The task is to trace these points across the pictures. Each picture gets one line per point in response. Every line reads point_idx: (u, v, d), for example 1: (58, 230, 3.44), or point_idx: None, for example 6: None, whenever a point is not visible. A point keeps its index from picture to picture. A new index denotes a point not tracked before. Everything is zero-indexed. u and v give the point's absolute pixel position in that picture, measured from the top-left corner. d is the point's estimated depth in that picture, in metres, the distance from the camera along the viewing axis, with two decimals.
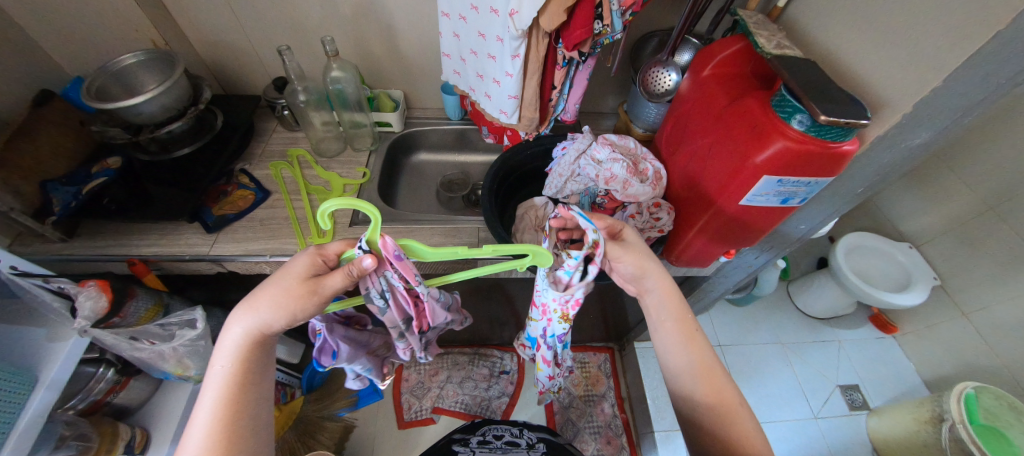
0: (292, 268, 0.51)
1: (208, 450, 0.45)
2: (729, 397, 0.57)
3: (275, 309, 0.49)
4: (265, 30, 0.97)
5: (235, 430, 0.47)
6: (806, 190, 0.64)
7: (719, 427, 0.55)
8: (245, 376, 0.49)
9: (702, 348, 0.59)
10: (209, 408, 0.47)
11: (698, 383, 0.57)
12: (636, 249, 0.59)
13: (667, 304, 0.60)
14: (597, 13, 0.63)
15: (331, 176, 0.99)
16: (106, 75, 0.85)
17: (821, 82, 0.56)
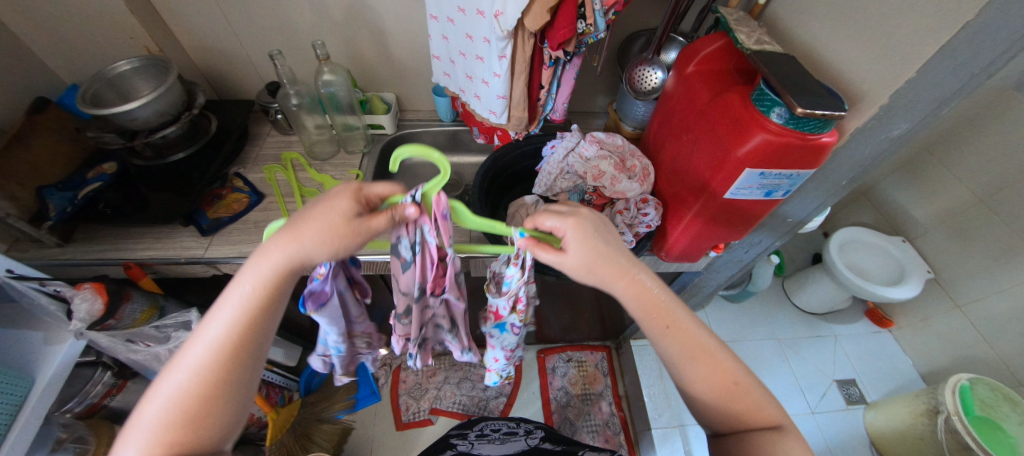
0: (338, 205, 0.46)
1: (209, 373, 0.42)
2: (728, 375, 0.54)
3: (317, 244, 0.45)
4: (258, 35, 0.99)
5: (229, 365, 0.43)
6: (789, 182, 0.65)
7: (722, 412, 0.53)
8: (259, 310, 0.45)
9: (689, 334, 0.55)
10: (221, 329, 0.44)
11: (688, 371, 0.54)
12: (578, 259, 0.53)
13: (637, 302, 0.55)
14: (581, 12, 0.64)
15: (324, 178, 1.00)
16: (101, 82, 0.87)
17: (799, 76, 0.57)
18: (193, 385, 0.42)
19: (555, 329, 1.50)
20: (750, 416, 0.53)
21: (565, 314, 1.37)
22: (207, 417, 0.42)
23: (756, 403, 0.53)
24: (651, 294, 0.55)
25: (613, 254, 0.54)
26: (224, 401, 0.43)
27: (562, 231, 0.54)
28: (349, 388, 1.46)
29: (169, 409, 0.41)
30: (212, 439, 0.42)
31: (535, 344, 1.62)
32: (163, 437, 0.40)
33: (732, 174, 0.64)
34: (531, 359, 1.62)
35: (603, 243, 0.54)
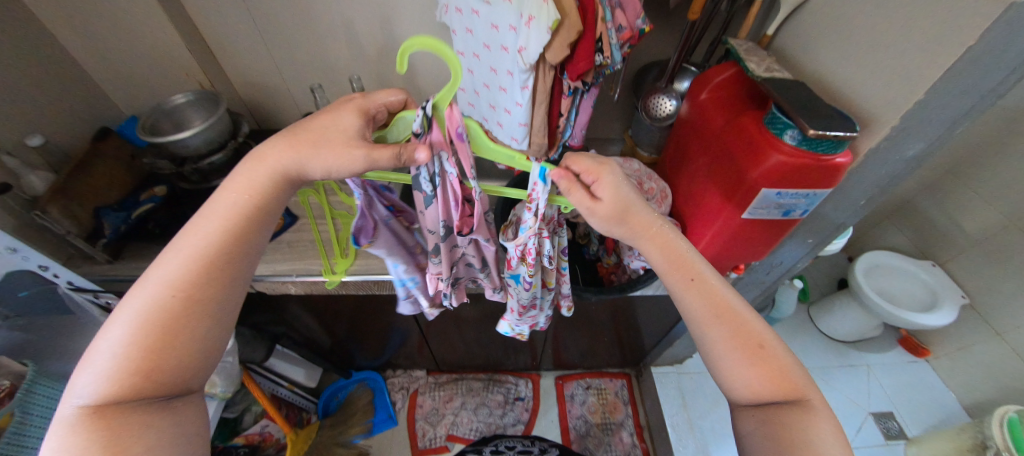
0: (340, 119, 0.47)
1: (193, 266, 0.43)
2: (752, 336, 0.54)
3: (312, 153, 0.46)
4: (300, 72, 1.08)
5: (201, 282, 0.43)
6: (806, 201, 0.66)
7: (741, 374, 0.53)
8: (238, 230, 0.46)
9: (713, 291, 0.57)
10: (212, 227, 0.45)
11: (710, 327, 0.55)
12: (607, 209, 0.55)
13: (660, 253, 0.59)
14: (598, 47, 0.69)
15: (353, 201, 1.05)
16: (158, 113, 0.95)
17: (811, 101, 0.60)
18: (176, 275, 0.43)
19: (573, 355, 1.48)
20: (771, 380, 0.52)
21: (584, 338, 1.36)
22: (180, 333, 0.41)
23: (778, 369, 0.53)
24: (675, 248, 0.59)
25: (640, 208, 0.59)
26: (197, 320, 0.42)
27: (593, 179, 0.56)
28: (365, 412, 1.46)
29: (138, 325, 0.40)
30: (182, 359, 0.41)
31: (553, 370, 1.60)
32: (129, 353, 0.39)
33: (749, 194, 0.66)
34: (549, 385, 1.59)
35: (629, 196, 0.57)
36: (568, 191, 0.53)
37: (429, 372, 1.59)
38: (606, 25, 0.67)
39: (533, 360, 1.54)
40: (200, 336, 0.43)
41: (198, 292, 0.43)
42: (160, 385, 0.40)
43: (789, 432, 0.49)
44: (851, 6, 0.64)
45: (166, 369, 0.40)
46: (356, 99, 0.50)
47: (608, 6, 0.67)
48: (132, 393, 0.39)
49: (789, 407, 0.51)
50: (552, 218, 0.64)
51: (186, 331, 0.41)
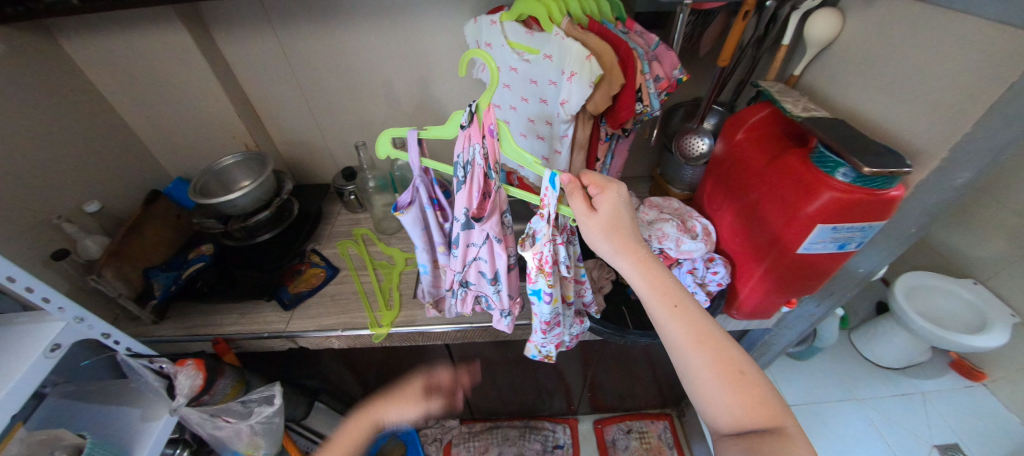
0: None
1: None
2: (731, 361, 0.53)
3: None
4: (340, 132, 1.13)
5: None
6: (861, 234, 0.66)
7: (721, 399, 0.52)
8: None
9: (694, 316, 0.56)
10: None
11: (693, 352, 0.54)
12: (601, 222, 0.58)
13: (645, 278, 0.58)
14: (638, 97, 0.73)
15: (393, 251, 1.07)
16: (209, 175, 0.98)
17: (859, 138, 0.62)
18: None
19: (612, 397, 1.43)
20: (751, 406, 0.51)
21: (624, 379, 1.31)
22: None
23: (760, 396, 0.51)
24: (658, 276, 0.58)
25: (629, 234, 0.59)
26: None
27: (598, 192, 0.61)
28: None
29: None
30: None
31: (590, 414, 1.54)
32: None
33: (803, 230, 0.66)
34: (587, 430, 1.52)
35: (626, 220, 0.60)
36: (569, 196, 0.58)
37: (462, 421, 1.54)
38: (645, 76, 0.71)
39: (570, 404, 1.48)
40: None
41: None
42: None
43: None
44: (880, 49, 0.67)
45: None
46: None
47: (647, 58, 0.72)
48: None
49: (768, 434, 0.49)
50: (564, 228, 0.66)
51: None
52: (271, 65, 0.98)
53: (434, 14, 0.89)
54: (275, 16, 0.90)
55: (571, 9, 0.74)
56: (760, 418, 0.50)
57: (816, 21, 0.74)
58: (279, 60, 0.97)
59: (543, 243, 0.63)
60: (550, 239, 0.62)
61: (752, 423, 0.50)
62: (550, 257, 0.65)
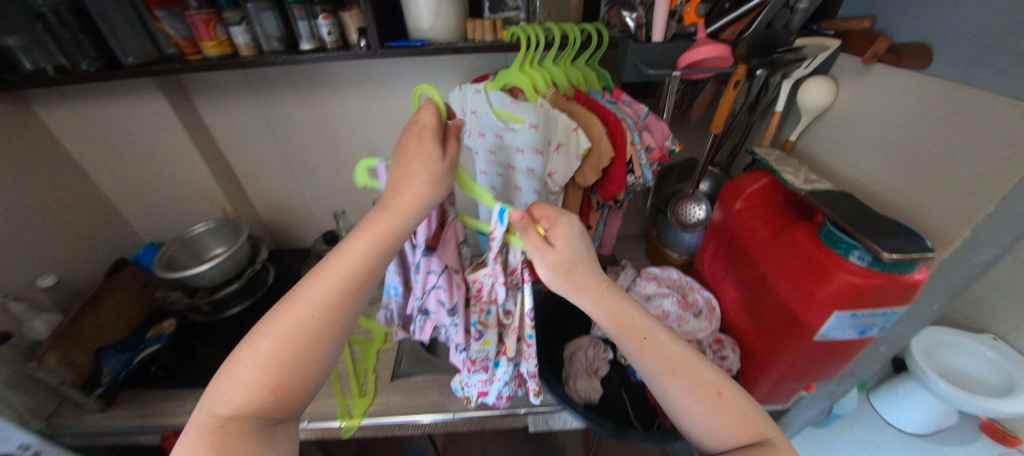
0: (423, 155, 0.51)
1: (327, 298, 0.45)
2: (710, 383, 0.45)
3: (431, 187, 0.52)
4: (323, 195, 1.09)
5: (406, 205, 0.51)
6: (883, 319, 0.59)
7: (706, 428, 0.43)
8: (369, 266, 0.48)
9: (663, 343, 0.48)
10: (352, 257, 0.48)
11: (666, 382, 0.46)
12: (557, 257, 0.51)
13: (607, 309, 0.51)
14: (629, 168, 0.69)
15: (373, 324, 0.99)
16: (177, 244, 0.93)
17: (873, 218, 0.57)
18: (314, 321, 0.44)
19: None
20: (740, 430, 0.42)
21: None
22: (285, 379, 0.41)
23: (748, 415, 0.43)
24: (620, 306, 0.51)
25: (582, 263, 0.52)
26: (314, 371, 0.43)
27: (550, 225, 0.53)
28: None
29: (269, 355, 0.42)
30: (283, 409, 0.42)
31: None
32: (234, 392, 0.40)
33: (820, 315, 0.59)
34: None
35: (580, 247, 0.53)
36: (523, 232, 0.53)
37: None
38: (636, 147, 0.68)
39: None
40: (307, 376, 0.43)
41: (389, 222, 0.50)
42: (280, 418, 0.41)
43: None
44: (879, 119, 0.64)
45: (285, 399, 0.41)
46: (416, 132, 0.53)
47: (637, 129, 0.69)
48: (251, 414, 0.40)
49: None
50: (518, 269, 0.60)
51: (285, 384, 0.41)
52: (252, 130, 0.96)
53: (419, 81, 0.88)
54: (258, 85, 0.88)
55: (558, 80, 0.72)
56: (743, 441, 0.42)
57: (809, 89, 0.72)
58: (261, 126, 0.95)
59: (486, 274, 0.62)
60: (491, 274, 0.62)
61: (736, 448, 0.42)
62: (489, 292, 0.64)
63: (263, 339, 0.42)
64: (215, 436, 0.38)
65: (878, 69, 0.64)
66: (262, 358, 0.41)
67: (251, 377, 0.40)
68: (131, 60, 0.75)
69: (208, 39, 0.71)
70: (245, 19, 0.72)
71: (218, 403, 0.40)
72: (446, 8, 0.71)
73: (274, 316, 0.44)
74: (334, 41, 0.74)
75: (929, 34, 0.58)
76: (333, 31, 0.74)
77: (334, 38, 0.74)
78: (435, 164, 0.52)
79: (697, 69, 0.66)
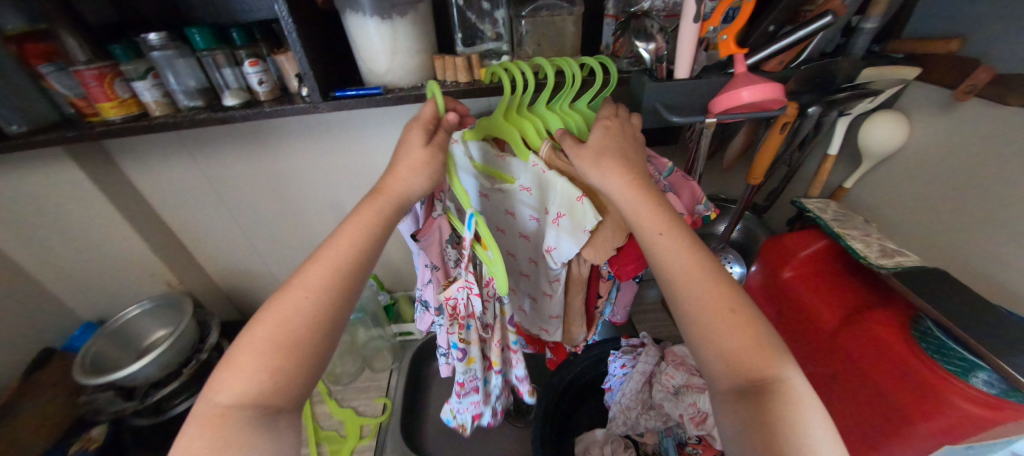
0: (410, 137, 0.40)
1: (319, 286, 0.36)
2: (727, 294, 0.38)
3: (422, 170, 0.40)
4: (285, 256, 0.93)
5: (403, 183, 0.40)
6: (1003, 444, 0.45)
7: (715, 347, 0.37)
8: (364, 248, 0.39)
9: (687, 249, 0.40)
10: (343, 239, 0.38)
11: (681, 288, 0.39)
12: (590, 152, 0.44)
13: (639, 202, 0.42)
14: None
15: (346, 414, 0.85)
16: (104, 336, 0.78)
17: (1002, 324, 0.41)
18: (308, 313, 0.35)
19: None
20: (754, 356, 0.36)
21: None
22: (284, 364, 0.34)
23: (768, 348, 0.36)
24: (646, 198, 0.42)
25: (626, 154, 0.45)
26: (317, 355, 0.36)
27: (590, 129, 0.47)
28: None
29: (263, 348, 0.34)
30: (287, 397, 0.34)
31: None
32: (234, 379, 0.33)
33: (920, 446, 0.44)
34: None
35: (627, 153, 0.45)
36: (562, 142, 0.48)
37: None
38: None
39: None
40: (304, 364, 0.35)
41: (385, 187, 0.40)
42: (280, 407, 0.34)
43: (776, 412, 0.33)
44: (977, 170, 0.49)
45: (287, 387, 0.34)
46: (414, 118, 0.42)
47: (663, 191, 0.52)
48: (252, 405, 0.33)
49: (771, 391, 0.34)
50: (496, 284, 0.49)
51: (287, 367, 0.34)
52: (190, 192, 0.80)
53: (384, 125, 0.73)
54: (189, 141, 0.73)
55: (552, 128, 0.55)
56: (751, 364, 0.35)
57: (873, 127, 0.56)
58: (199, 186, 0.79)
59: (459, 285, 0.48)
60: (466, 285, 0.48)
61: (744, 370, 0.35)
62: (466, 307, 0.50)
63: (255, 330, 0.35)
64: (213, 429, 0.32)
65: (972, 104, 0.48)
66: (259, 339, 0.34)
67: (251, 365, 0.33)
68: (18, 128, 0.57)
69: (106, 99, 0.56)
70: (154, 70, 0.57)
71: (215, 392, 0.33)
72: (406, 44, 0.56)
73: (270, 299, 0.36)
74: (268, 92, 0.59)
75: None
76: (266, 79, 0.59)
77: (268, 88, 0.59)
78: (419, 141, 0.40)
79: (737, 111, 0.49)
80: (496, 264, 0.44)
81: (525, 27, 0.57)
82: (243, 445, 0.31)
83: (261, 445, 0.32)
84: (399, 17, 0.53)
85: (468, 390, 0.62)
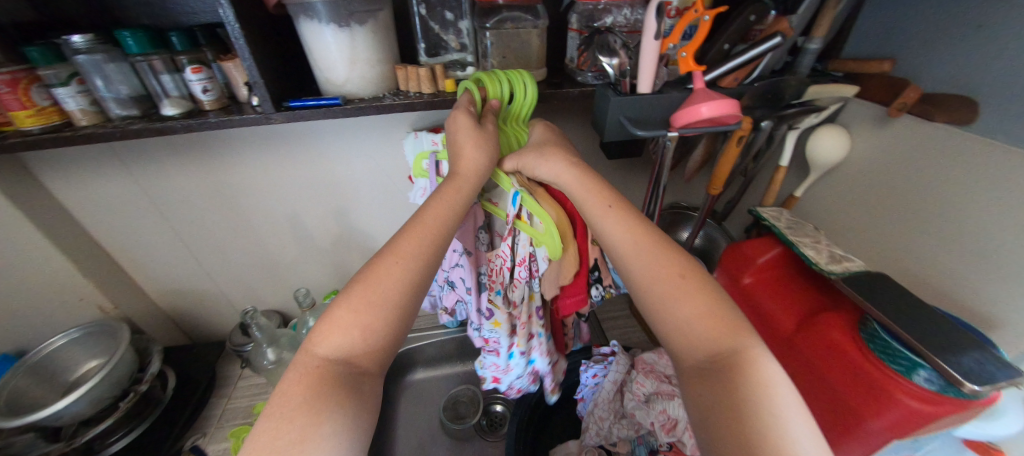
0: (458, 122, 0.46)
1: (409, 254, 0.41)
2: (677, 265, 0.41)
3: (482, 151, 0.46)
4: (238, 273, 0.87)
5: (473, 161, 0.46)
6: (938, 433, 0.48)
7: (676, 324, 0.39)
8: (446, 216, 0.44)
9: (636, 222, 0.44)
10: (430, 210, 0.44)
11: (631, 260, 0.43)
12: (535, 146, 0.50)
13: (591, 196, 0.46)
14: (594, 277, 0.58)
15: None
16: (22, 371, 0.69)
17: (941, 325, 0.44)
18: (399, 275, 0.39)
19: None
20: (711, 331, 0.38)
21: None
22: (375, 320, 0.37)
23: (728, 321, 0.38)
24: (597, 187, 0.47)
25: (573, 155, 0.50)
26: (404, 321, 0.39)
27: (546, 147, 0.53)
28: None
29: (355, 304, 0.38)
30: (373, 359, 0.37)
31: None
32: (331, 331, 0.37)
33: (857, 428, 0.48)
34: None
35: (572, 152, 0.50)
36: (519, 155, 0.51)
37: None
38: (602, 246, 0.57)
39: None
40: (395, 324, 0.38)
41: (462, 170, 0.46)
42: (367, 369, 0.37)
43: (735, 382, 0.35)
44: (912, 181, 0.53)
45: (378, 344, 0.37)
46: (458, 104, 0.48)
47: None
48: (350, 356, 0.36)
49: (728, 361, 0.36)
50: (525, 262, 0.56)
51: (376, 328, 0.37)
52: (126, 208, 0.73)
53: (346, 134, 0.70)
54: (125, 154, 0.66)
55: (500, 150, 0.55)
56: (705, 337, 0.38)
57: (819, 141, 0.60)
58: (138, 202, 0.73)
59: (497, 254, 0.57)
60: (502, 255, 0.56)
61: (700, 343, 0.38)
62: (502, 275, 0.58)
63: (349, 289, 0.39)
64: (311, 378, 0.35)
65: (904, 120, 0.53)
66: (357, 297, 0.38)
67: (350, 317, 0.37)
68: None
69: (20, 107, 0.50)
70: (78, 76, 0.51)
71: (316, 342, 0.36)
72: (366, 53, 0.53)
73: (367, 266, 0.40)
74: (214, 101, 0.55)
75: (965, 85, 0.48)
76: (212, 87, 0.55)
77: (214, 96, 0.55)
78: (468, 124, 0.46)
79: (697, 126, 0.50)
80: (544, 234, 0.51)
81: (490, 38, 0.57)
82: (337, 395, 0.34)
83: (350, 401, 0.35)
84: (357, 25, 0.51)
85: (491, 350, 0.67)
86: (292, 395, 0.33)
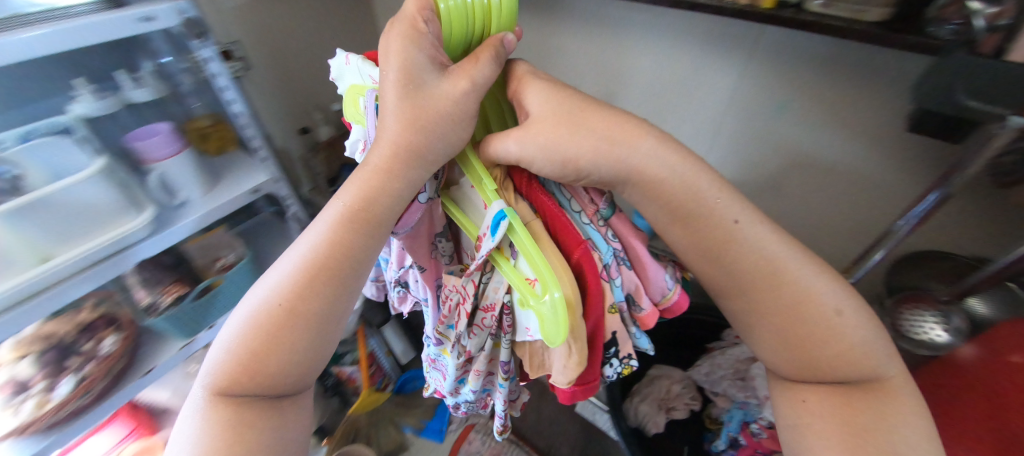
0: (386, 72, 0.35)
1: (292, 278, 0.38)
2: (822, 299, 0.36)
3: (402, 132, 0.36)
4: None
5: (401, 142, 0.36)
6: None
7: (805, 358, 0.38)
8: (345, 238, 0.39)
9: (760, 247, 0.36)
10: (322, 227, 0.39)
11: (752, 293, 0.37)
12: (547, 115, 0.35)
13: (673, 228, 0.37)
14: (612, 351, 0.47)
15: None
16: None
17: None
18: (278, 301, 0.38)
19: None
20: (848, 365, 0.37)
21: None
22: (264, 367, 0.38)
23: (869, 353, 0.37)
24: (713, 201, 0.36)
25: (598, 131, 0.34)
26: (300, 341, 0.38)
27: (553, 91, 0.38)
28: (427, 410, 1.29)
29: (237, 339, 0.38)
30: (279, 386, 0.39)
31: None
32: (220, 364, 0.39)
33: None
34: None
35: (608, 116, 0.35)
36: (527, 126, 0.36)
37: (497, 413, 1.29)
38: (616, 306, 0.43)
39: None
40: (302, 342, 0.38)
41: (371, 200, 0.38)
42: (274, 393, 0.39)
43: (857, 416, 0.36)
44: None
45: (271, 375, 0.38)
46: (400, 23, 0.35)
47: (616, 276, 0.42)
48: (242, 393, 0.38)
49: (855, 387, 0.37)
50: (493, 310, 0.47)
51: (268, 364, 0.38)
52: None
53: (651, 36, 0.80)
54: None
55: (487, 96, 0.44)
56: (841, 372, 0.37)
57: None
58: None
59: (455, 287, 0.47)
60: (461, 291, 0.46)
61: (833, 374, 0.37)
62: (455, 309, 0.49)
63: (239, 314, 0.40)
64: (218, 412, 0.38)
65: None
66: (239, 334, 0.38)
67: (232, 359, 0.38)
68: None
69: None
70: None
71: (208, 380, 0.39)
72: None
73: (263, 280, 0.41)
74: None
75: None
76: None
77: None
78: (399, 75, 0.35)
79: None
80: (533, 296, 0.37)
81: None
82: (247, 417, 0.38)
83: (263, 429, 0.38)
84: None
85: (439, 367, 0.65)
86: (209, 425, 0.37)
